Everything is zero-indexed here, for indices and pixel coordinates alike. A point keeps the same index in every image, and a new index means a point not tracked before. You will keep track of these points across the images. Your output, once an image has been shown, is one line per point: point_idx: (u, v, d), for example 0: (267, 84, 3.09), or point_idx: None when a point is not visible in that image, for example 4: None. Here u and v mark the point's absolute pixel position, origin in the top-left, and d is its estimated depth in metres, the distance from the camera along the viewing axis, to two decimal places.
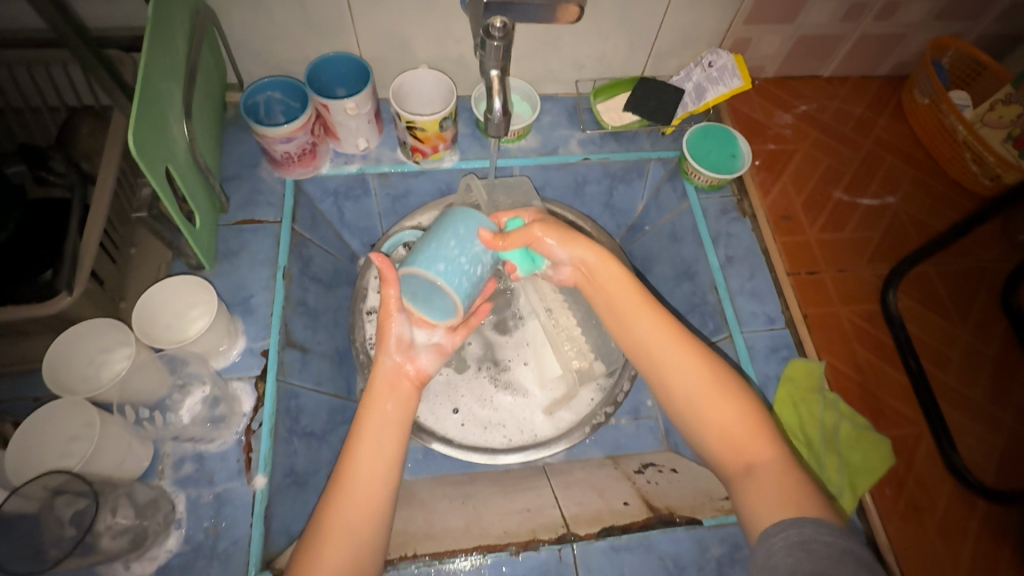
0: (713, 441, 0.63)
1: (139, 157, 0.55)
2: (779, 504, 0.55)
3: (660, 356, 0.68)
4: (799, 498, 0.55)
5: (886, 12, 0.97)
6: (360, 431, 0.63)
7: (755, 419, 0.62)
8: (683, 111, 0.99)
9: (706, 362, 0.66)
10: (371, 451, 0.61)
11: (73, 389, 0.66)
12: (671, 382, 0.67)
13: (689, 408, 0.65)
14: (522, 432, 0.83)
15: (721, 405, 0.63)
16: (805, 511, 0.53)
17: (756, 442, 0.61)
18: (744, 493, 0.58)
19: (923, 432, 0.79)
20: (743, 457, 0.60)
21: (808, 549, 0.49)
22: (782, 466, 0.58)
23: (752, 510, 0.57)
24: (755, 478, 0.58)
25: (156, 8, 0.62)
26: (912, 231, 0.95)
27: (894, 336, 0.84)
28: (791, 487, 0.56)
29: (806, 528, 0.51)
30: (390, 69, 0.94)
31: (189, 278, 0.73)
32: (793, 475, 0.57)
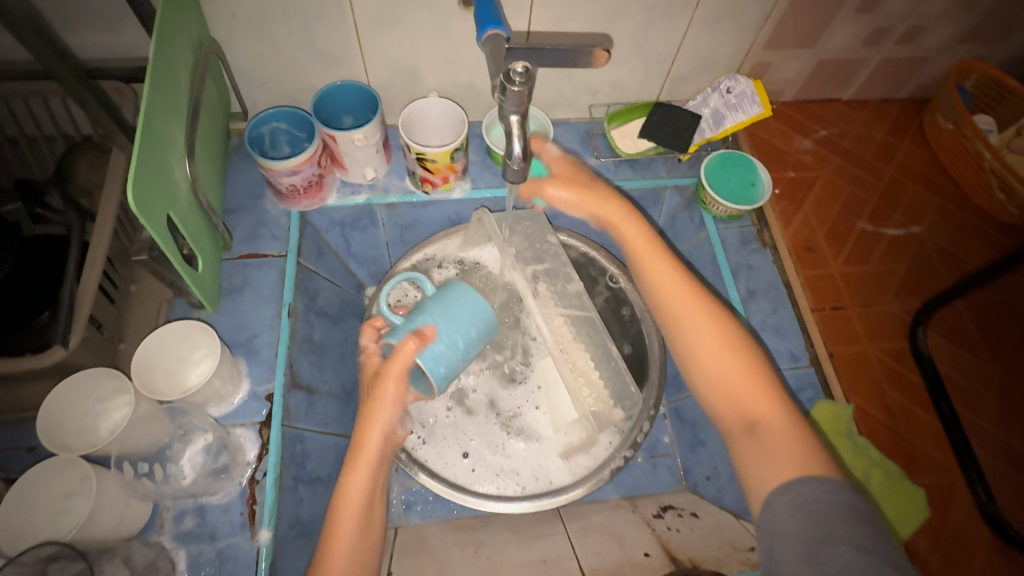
0: (714, 392, 0.65)
1: (137, 210, 0.52)
2: (779, 469, 0.57)
3: (674, 307, 0.68)
4: (804, 460, 0.57)
5: (909, 36, 0.94)
6: (344, 507, 0.60)
7: (762, 377, 0.63)
8: (700, 137, 0.96)
9: (717, 318, 0.67)
10: (357, 532, 0.59)
11: (69, 441, 0.64)
12: (682, 335, 0.67)
13: (697, 362, 0.66)
14: (537, 479, 0.80)
15: (724, 357, 0.64)
16: (817, 473, 0.56)
17: (762, 399, 0.62)
18: (750, 449, 0.60)
19: (956, 481, 0.76)
20: (748, 414, 0.62)
21: (810, 512, 0.53)
22: (788, 422, 0.60)
23: (759, 469, 0.59)
24: (762, 435, 0.60)
25: (158, 47, 0.59)
26: (939, 263, 0.92)
27: (924, 376, 0.81)
28: (797, 444, 0.58)
29: (812, 490, 0.54)
30: (398, 96, 0.92)
31: (184, 323, 0.69)
32: (798, 433, 0.59)
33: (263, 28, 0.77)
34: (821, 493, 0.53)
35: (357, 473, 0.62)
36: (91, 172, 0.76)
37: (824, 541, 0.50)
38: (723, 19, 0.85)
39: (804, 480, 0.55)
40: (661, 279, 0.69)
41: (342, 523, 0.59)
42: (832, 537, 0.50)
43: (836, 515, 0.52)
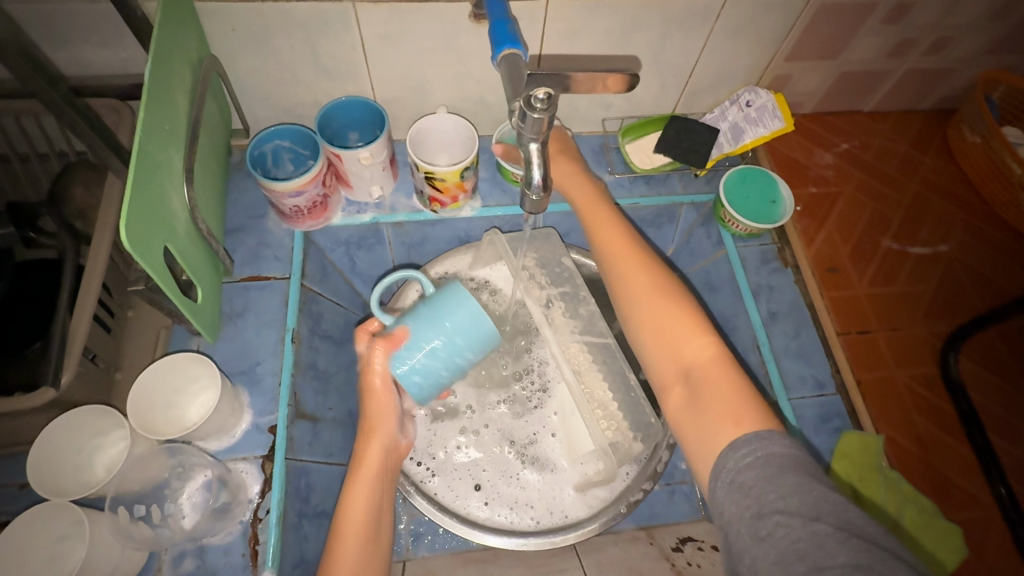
0: (654, 352, 0.60)
1: (131, 246, 0.49)
2: (722, 421, 0.52)
3: (618, 263, 0.66)
4: (741, 415, 0.51)
5: (936, 47, 0.90)
6: (347, 520, 0.59)
7: (699, 327, 0.59)
8: (718, 152, 0.93)
9: (656, 270, 0.63)
10: (361, 544, 0.58)
11: (62, 482, 0.60)
12: (618, 285, 0.65)
13: (633, 314, 0.62)
14: (552, 513, 0.77)
15: (664, 314, 0.60)
16: (755, 429, 0.50)
17: (699, 349, 0.57)
18: (685, 402, 0.55)
19: (990, 515, 0.73)
20: (683, 365, 0.57)
21: (740, 487, 0.47)
22: (723, 369, 0.55)
23: (696, 428, 0.54)
24: (696, 385, 0.55)
25: (154, 69, 0.56)
26: (967, 282, 0.88)
27: (956, 405, 0.78)
28: (732, 392, 0.53)
29: (737, 459, 0.49)
30: (405, 110, 0.88)
31: (187, 355, 0.66)
32: (733, 380, 0.54)
33: (266, 43, 0.73)
34: (746, 454, 0.48)
35: (360, 480, 0.61)
36: (86, 193, 0.73)
37: (760, 517, 0.45)
38: (744, 31, 0.82)
39: (741, 438, 0.50)
40: (610, 241, 0.67)
41: (345, 537, 0.58)
42: (767, 509, 0.45)
43: (761, 479, 0.46)
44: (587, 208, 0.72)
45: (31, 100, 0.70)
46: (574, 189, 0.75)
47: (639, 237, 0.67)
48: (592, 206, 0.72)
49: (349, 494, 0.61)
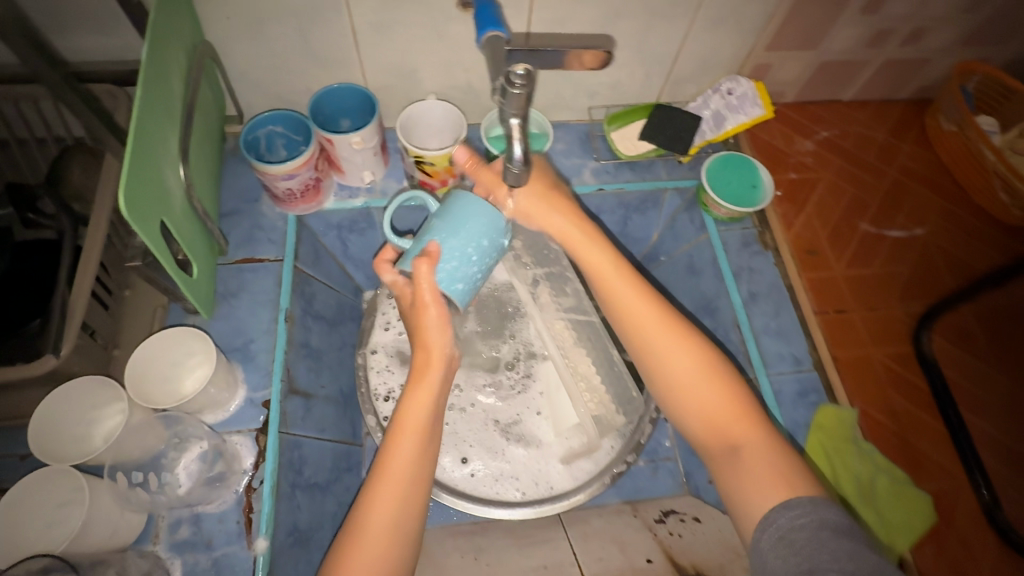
0: (695, 421, 0.61)
1: (130, 217, 0.52)
2: (769, 485, 0.55)
3: (637, 324, 0.65)
4: (791, 480, 0.55)
5: (911, 38, 0.93)
6: (404, 420, 0.61)
7: (737, 397, 0.61)
8: (701, 138, 0.96)
9: (687, 333, 0.63)
10: (416, 443, 0.61)
11: (64, 452, 0.63)
12: (645, 348, 0.64)
13: (668, 382, 0.63)
14: (537, 485, 0.79)
15: (701, 383, 0.61)
16: (804, 493, 0.54)
17: (742, 421, 0.60)
18: (730, 472, 0.58)
19: (963, 486, 0.74)
20: (727, 435, 0.59)
21: (789, 543, 0.51)
22: (766, 440, 0.58)
23: (743, 497, 0.56)
24: (743, 456, 0.58)
25: (150, 51, 0.58)
26: (942, 265, 0.91)
27: (929, 381, 0.80)
28: (780, 465, 0.56)
29: (789, 517, 0.52)
30: (396, 98, 0.91)
31: (181, 329, 0.68)
32: (778, 452, 0.57)
33: (259, 31, 0.76)
34: (799, 516, 0.52)
35: (419, 385, 0.63)
36: (85, 175, 0.75)
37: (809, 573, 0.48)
38: (725, 21, 0.85)
39: (793, 500, 0.53)
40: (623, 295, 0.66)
41: (398, 433, 0.61)
42: (816, 567, 0.48)
43: (812, 540, 0.50)
44: (588, 258, 0.67)
45: (34, 85, 0.72)
46: (564, 238, 0.68)
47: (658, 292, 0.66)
48: (601, 262, 0.66)
49: (408, 397, 0.62)
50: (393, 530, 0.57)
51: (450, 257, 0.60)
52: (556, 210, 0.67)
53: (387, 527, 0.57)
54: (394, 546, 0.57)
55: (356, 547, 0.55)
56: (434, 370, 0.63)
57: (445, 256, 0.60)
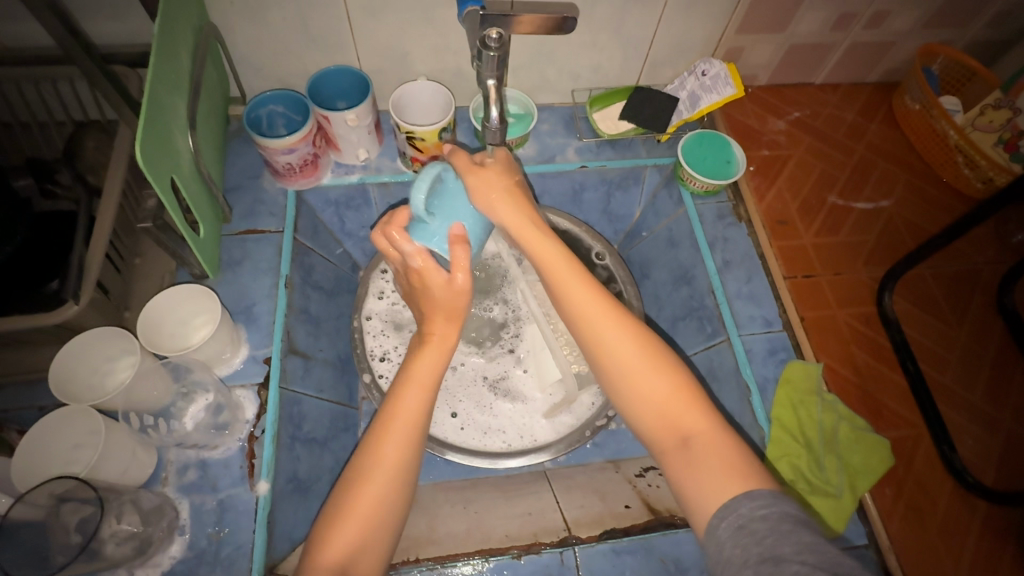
0: (648, 418, 0.62)
1: (145, 169, 0.57)
2: (723, 479, 0.56)
3: (592, 322, 0.65)
4: (744, 472, 0.55)
5: (875, 22, 0.99)
6: (411, 375, 0.64)
7: (688, 393, 0.61)
8: (678, 118, 1.01)
9: (636, 330, 0.65)
10: (421, 399, 0.63)
11: (80, 396, 0.68)
12: (601, 350, 0.64)
13: (620, 379, 0.63)
14: (522, 437, 0.84)
15: (652, 378, 0.62)
16: (760, 485, 0.54)
17: (694, 416, 0.60)
18: (683, 467, 0.58)
19: (921, 433, 0.81)
20: (680, 429, 0.60)
21: (750, 532, 0.51)
22: (719, 437, 0.59)
23: (695, 492, 0.57)
24: (696, 450, 0.58)
25: (162, 25, 0.64)
26: (907, 234, 0.96)
27: (891, 338, 0.86)
28: (731, 459, 0.57)
29: (751, 506, 0.52)
30: (388, 81, 0.96)
31: (191, 287, 0.74)
32: (731, 447, 0.57)
33: (260, 14, 0.81)
34: (761, 505, 0.52)
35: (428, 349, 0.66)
36: (97, 150, 0.81)
37: (774, 563, 0.47)
38: (696, 5, 0.90)
39: (756, 492, 0.54)
40: (575, 295, 0.65)
41: (404, 389, 0.63)
42: (779, 557, 0.48)
43: (774, 530, 0.50)
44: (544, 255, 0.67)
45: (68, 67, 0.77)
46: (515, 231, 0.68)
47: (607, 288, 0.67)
48: (552, 255, 0.67)
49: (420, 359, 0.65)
50: (393, 478, 0.59)
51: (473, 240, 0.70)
52: (512, 207, 0.67)
53: (393, 475, 0.59)
54: (390, 496, 0.58)
55: (359, 490, 0.58)
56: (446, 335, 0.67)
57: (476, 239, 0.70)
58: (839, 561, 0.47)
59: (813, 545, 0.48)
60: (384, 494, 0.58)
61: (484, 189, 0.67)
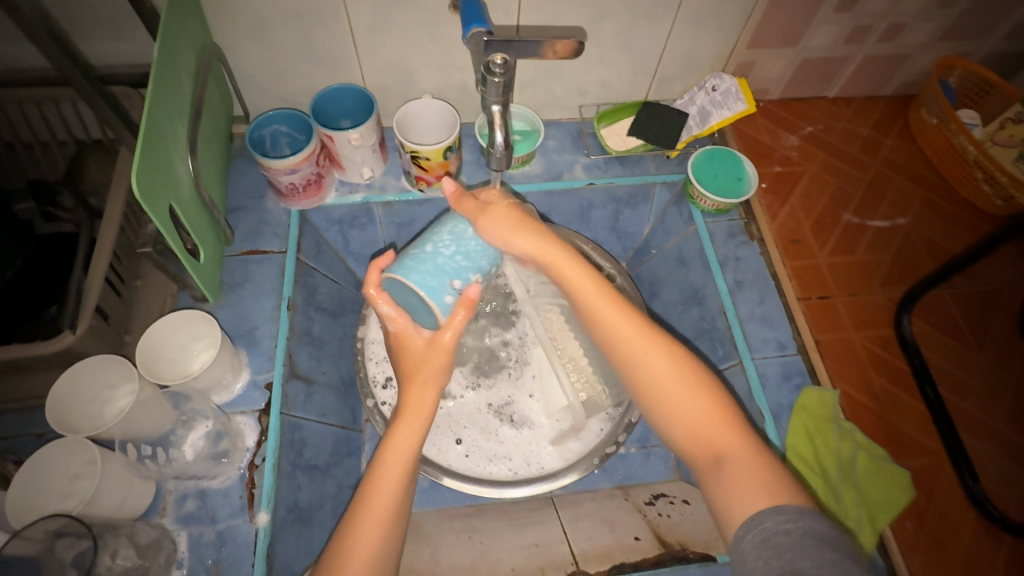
0: (679, 434, 0.60)
1: (142, 200, 0.56)
2: (755, 496, 0.53)
3: (618, 339, 0.63)
4: (774, 489, 0.52)
5: (890, 35, 0.96)
6: (388, 459, 0.60)
7: (720, 407, 0.59)
8: (687, 134, 0.99)
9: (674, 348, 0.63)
10: (411, 444, 0.61)
11: (78, 426, 0.67)
12: (627, 367, 0.63)
13: (648, 393, 0.61)
14: (529, 465, 0.82)
15: (685, 395, 0.60)
16: (791, 500, 0.51)
17: (727, 433, 0.58)
18: (717, 486, 0.55)
19: (943, 463, 0.78)
20: (711, 445, 0.57)
21: (772, 546, 0.49)
22: (756, 455, 0.56)
23: (727, 508, 0.54)
24: (728, 466, 0.56)
25: (162, 49, 0.63)
26: (924, 253, 0.94)
27: (910, 363, 0.83)
28: (765, 476, 0.54)
29: (775, 521, 0.49)
30: (393, 98, 0.95)
31: (194, 312, 0.73)
32: (764, 464, 0.55)
33: (263, 34, 0.80)
34: (786, 519, 0.49)
35: (400, 429, 0.61)
36: (100, 171, 0.80)
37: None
38: (706, 19, 0.88)
39: (783, 508, 0.51)
40: (602, 313, 0.65)
41: (382, 472, 0.59)
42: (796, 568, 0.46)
43: (797, 544, 0.47)
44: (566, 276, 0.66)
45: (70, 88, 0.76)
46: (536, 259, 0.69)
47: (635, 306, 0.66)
48: (571, 276, 0.66)
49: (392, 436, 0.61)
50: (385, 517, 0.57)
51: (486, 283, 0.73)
52: (535, 237, 0.66)
53: (386, 508, 0.58)
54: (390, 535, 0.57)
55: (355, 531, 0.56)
56: (419, 405, 0.62)
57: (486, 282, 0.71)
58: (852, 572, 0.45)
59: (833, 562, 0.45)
60: (379, 539, 0.56)
61: (495, 223, 0.66)
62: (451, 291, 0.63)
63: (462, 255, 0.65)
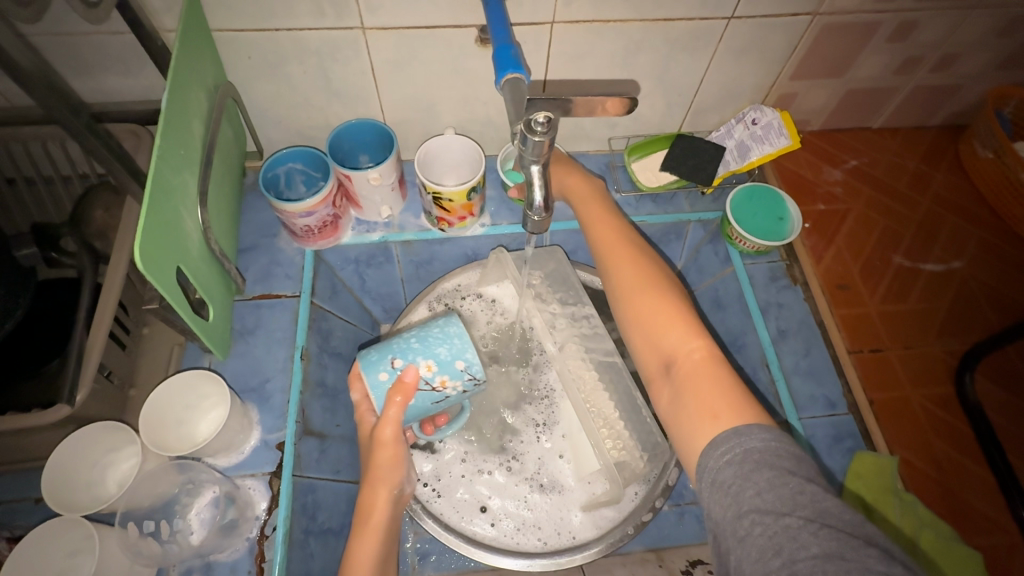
0: (641, 344, 0.61)
1: (146, 267, 0.51)
2: (700, 416, 0.52)
3: (609, 255, 0.67)
4: (717, 411, 0.51)
5: (943, 65, 0.90)
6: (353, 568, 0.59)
7: (681, 317, 0.59)
8: (725, 169, 0.92)
9: (644, 268, 0.64)
10: (377, 541, 0.61)
11: (78, 499, 0.63)
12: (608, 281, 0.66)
13: (622, 302, 0.63)
14: (559, 534, 0.76)
15: (652, 304, 0.61)
16: (733, 423, 0.50)
17: (686, 339, 0.57)
18: (667, 394, 0.56)
19: (1013, 540, 0.72)
20: (664, 355, 0.58)
21: (720, 486, 0.47)
22: (707, 366, 0.55)
23: (678, 428, 0.54)
24: (676, 378, 0.56)
25: (171, 98, 0.58)
26: (983, 300, 0.87)
27: (973, 426, 0.77)
28: (711, 393, 0.53)
29: (716, 459, 0.48)
30: (413, 132, 0.90)
31: (195, 371, 0.68)
32: (713, 374, 0.54)
33: (279, 70, 0.76)
34: (725, 452, 0.48)
35: (367, 538, 0.61)
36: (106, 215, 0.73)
37: (739, 514, 0.45)
38: (748, 51, 0.82)
39: (721, 436, 0.49)
40: (603, 236, 0.69)
41: (362, 538, 0.61)
42: (750, 509, 0.44)
43: (738, 477, 0.46)
44: (588, 215, 0.73)
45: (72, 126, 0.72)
46: (583, 206, 0.75)
47: (640, 239, 0.68)
48: (592, 215, 0.72)
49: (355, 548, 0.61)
50: None
51: (462, 386, 0.64)
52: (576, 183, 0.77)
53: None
54: None
55: None
56: (375, 507, 0.62)
57: (460, 383, 0.64)
58: (800, 490, 0.44)
59: (773, 483, 0.44)
60: None
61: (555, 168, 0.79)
62: (389, 368, 0.63)
63: (418, 338, 0.64)
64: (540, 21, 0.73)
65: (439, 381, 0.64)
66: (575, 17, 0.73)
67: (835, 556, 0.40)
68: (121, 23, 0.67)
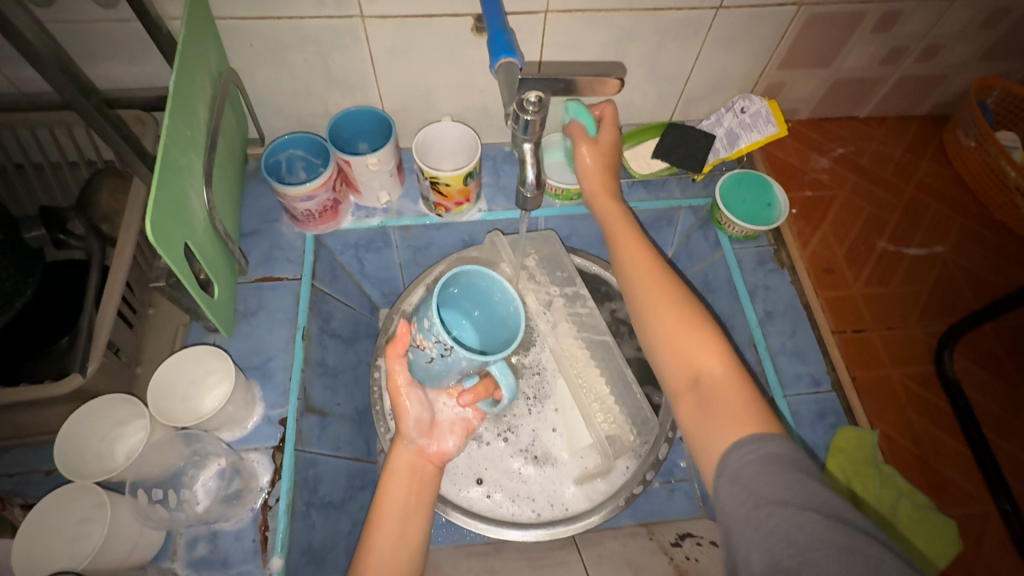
0: (665, 357, 0.62)
1: (156, 240, 0.54)
2: (725, 423, 0.54)
3: (630, 261, 0.70)
4: (744, 419, 0.53)
5: (928, 55, 0.92)
6: (381, 518, 0.66)
7: (701, 329, 0.61)
8: (715, 156, 0.95)
9: (672, 287, 0.65)
10: (403, 490, 0.68)
11: (88, 471, 0.66)
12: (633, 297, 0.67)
13: (645, 315, 0.65)
14: (552, 506, 0.79)
15: (668, 316, 0.63)
16: (759, 429, 0.52)
17: (710, 354, 0.59)
18: (694, 404, 0.58)
19: (988, 512, 0.75)
20: (692, 368, 0.60)
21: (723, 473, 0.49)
22: (735, 383, 0.57)
23: (698, 431, 0.57)
24: (704, 391, 0.58)
25: (177, 81, 0.61)
26: (964, 284, 0.90)
27: (952, 403, 0.80)
28: (742, 407, 0.54)
29: (738, 459, 0.51)
30: (411, 120, 0.92)
31: (201, 349, 0.71)
32: (742, 387, 0.56)
33: (280, 57, 0.78)
34: (750, 453, 0.50)
35: (393, 484, 0.68)
36: (112, 198, 0.74)
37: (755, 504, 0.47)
38: (737, 41, 0.85)
39: (743, 440, 0.52)
40: (622, 237, 0.72)
41: (387, 479, 0.69)
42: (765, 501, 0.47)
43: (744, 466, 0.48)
44: (608, 214, 0.75)
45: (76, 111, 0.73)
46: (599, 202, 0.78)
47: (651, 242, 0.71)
48: (613, 213, 0.75)
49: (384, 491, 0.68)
50: (399, 526, 0.65)
51: (433, 349, 0.59)
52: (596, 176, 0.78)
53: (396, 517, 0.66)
54: (398, 538, 0.65)
55: (370, 535, 0.65)
56: (398, 460, 0.70)
57: (430, 343, 0.59)
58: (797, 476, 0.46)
59: None
60: (393, 533, 0.65)
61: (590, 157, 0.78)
62: None
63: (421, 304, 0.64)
64: (534, 10, 0.75)
65: (421, 340, 0.62)
66: (568, 7, 0.75)
67: (840, 544, 0.42)
68: (128, 10, 0.69)
